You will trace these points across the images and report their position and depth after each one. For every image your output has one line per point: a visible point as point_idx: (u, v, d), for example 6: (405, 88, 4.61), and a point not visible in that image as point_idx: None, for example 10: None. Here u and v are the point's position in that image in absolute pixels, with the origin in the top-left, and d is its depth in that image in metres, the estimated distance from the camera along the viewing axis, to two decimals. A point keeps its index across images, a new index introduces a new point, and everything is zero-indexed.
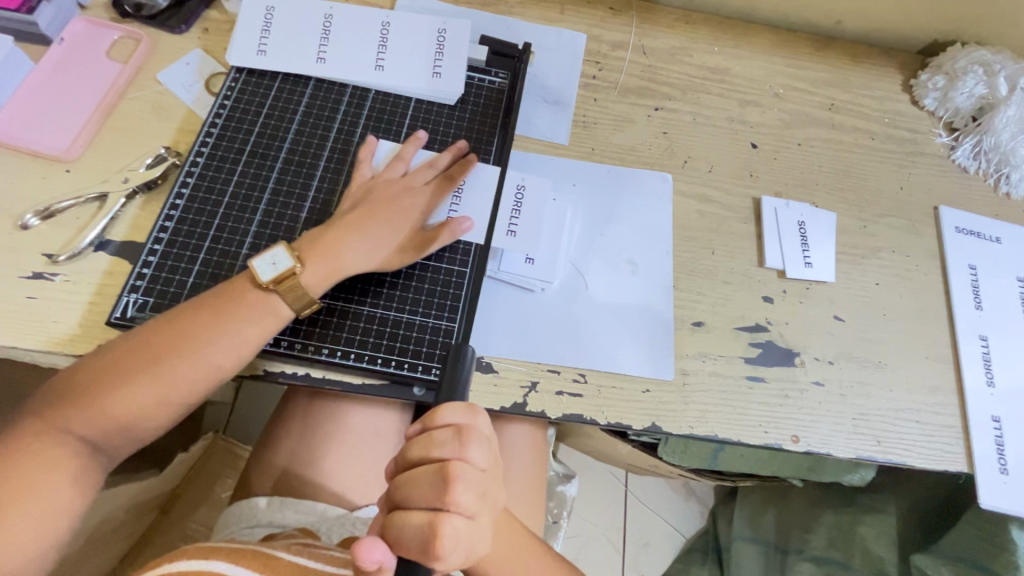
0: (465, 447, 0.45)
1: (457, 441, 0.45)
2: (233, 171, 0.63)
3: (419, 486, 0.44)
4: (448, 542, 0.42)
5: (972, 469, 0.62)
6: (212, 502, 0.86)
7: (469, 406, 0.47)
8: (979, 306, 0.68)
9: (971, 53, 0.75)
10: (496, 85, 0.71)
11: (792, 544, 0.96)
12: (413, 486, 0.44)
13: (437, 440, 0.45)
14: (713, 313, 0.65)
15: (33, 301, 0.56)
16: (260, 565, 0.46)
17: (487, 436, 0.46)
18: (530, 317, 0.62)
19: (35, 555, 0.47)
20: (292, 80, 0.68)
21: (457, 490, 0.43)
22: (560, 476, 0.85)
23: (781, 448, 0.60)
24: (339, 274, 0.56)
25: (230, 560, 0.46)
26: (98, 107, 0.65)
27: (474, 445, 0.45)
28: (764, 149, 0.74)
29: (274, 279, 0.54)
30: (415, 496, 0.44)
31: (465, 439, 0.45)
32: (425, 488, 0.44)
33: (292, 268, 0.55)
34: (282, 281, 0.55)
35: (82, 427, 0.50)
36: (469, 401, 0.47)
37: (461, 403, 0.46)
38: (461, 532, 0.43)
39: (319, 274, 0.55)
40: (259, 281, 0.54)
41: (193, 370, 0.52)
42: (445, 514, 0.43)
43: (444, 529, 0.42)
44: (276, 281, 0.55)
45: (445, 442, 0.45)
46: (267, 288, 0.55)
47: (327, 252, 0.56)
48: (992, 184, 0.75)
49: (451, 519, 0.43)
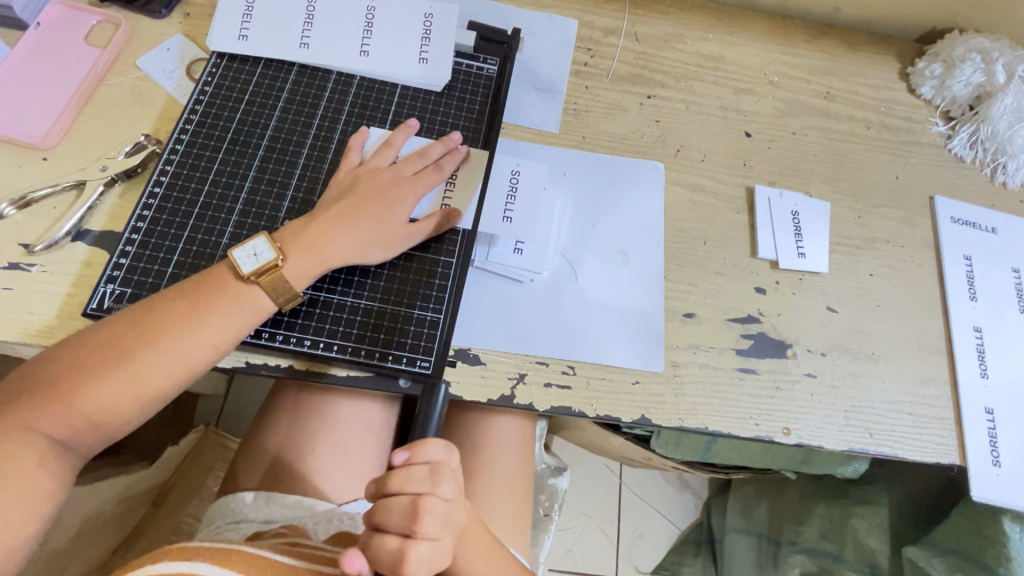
0: (437, 484, 0.45)
1: (430, 478, 0.45)
2: (213, 160, 0.61)
3: (392, 515, 0.45)
4: (413, 566, 0.44)
5: (964, 461, 0.61)
6: (203, 495, 0.84)
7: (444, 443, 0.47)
8: (974, 297, 0.68)
9: (969, 41, 0.74)
10: (485, 71, 0.70)
11: (784, 535, 0.96)
12: (386, 514, 0.45)
13: (411, 475, 0.45)
14: (705, 304, 0.64)
15: (9, 292, 0.55)
16: (243, 568, 0.45)
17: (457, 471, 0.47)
18: (518, 308, 0.61)
19: (13, 553, 0.46)
20: (275, 66, 0.66)
21: (425, 522, 0.44)
22: (551, 470, 0.84)
23: (773, 441, 0.59)
24: (320, 266, 0.55)
25: (212, 563, 0.44)
26: (76, 93, 0.64)
27: (445, 482, 0.46)
28: (758, 137, 0.72)
29: (256, 271, 0.53)
30: (386, 523, 0.45)
31: (438, 476, 0.45)
32: (395, 517, 0.45)
33: (273, 259, 0.54)
34: (263, 273, 0.53)
35: (52, 426, 0.48)
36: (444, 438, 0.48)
37: (437, 439, 0.46)
38: (427, 558, 0.45)
39: (301, 265, 0.54)
40: (240, 273, 0.53)
41: (168, 364, 0.51)
42: (412, 541, 0.44)
43: (411, 556, 0.44)
44: (258, 273, 0.53)
45: (418, 478, 0.45)
46: (248, 280, 0.53)
47: (309, 244, 0.55)
48: (988, 174, 0.74)
49: (418, 546, 0.44)
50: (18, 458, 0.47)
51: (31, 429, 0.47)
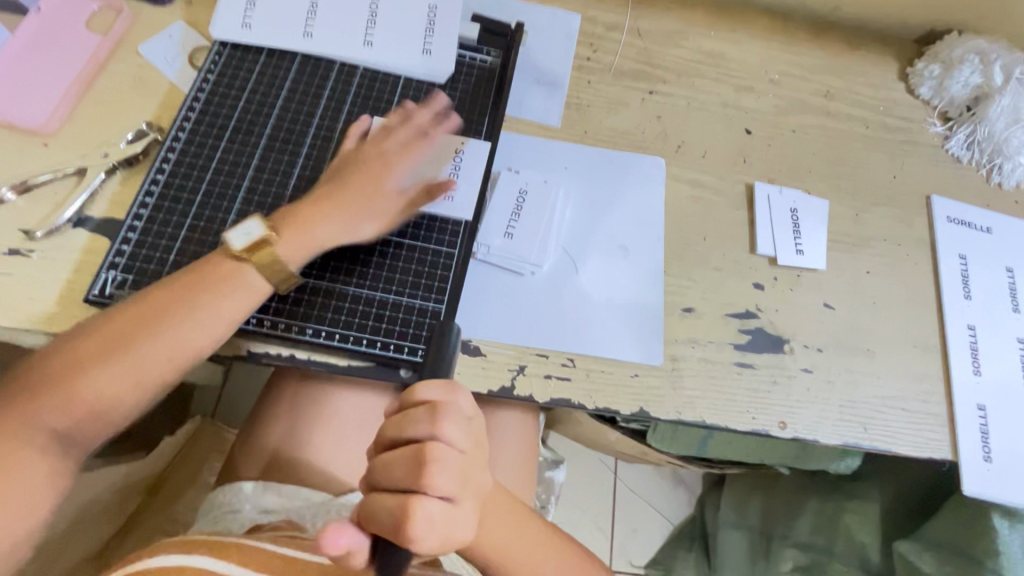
0: (438, 426, 0.44)
1: (431, 421, 0.44)
2: (215, 148, 0.61)
3: (395, 467, 0.44)
4: (422, 524, 0.42)
5: (956, 456, 0.62)
6: (197, 487, 0.82)
7: (447, 382, 0.45)
8: (969, 296, 0.68)
9: (967, 43, 0.75)
10: (488, 64, 0.70)
11: (777, 529, 0.97)
12: (388, 469, 0.44)
13: (413, 419, 0.44)
14: (703, 299, 0.64)
15: (9, 278, 0.55)
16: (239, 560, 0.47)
17: (464, 414, 0.46)
18: (519, 300, 0.61)
19: (18, 540, 0.46)
20: (278, 55, 0.66)
21: (429, 470, 0.43)
22: (548, 462, 0.85)
23: (769, 434, 0.60)
24: (310, 246, 0.56)
25: (208, 556, 0.47)
26: (77, 80, 0.63)
27: (449, 424, 0.44)
28: (758, 135, 0.73)
29: (247, 248, 0.54)
30: (391, 478, 0.44)
31: (440, 416, 0.44)
32: (399, 470, 0.43)
33: (266, 237, 0.54)
34: (254, 250, 0.54)
35: (53, 417, 0.48)
36: (448, 377, 0.46)
37: (439, 380, 0.45)
38: (436, 520, 0.43)
39: (294, 244, 0.55)
40: (232, 251, 0.53)
41: (166, 349, 0.51)
42: (419, 496, 0.43)
43: (418, 511, 0.42)
44: (249, 249, 0.54)
45: (419, 420, 0.44)
46: (240, 258, 0.54)
47: (299, 225, 0.56)
48: (985, 174, 0.75)
49: (426, 502, 0.43)
50: (20, 441, 0.46)
51: (31, 422, 0.47)
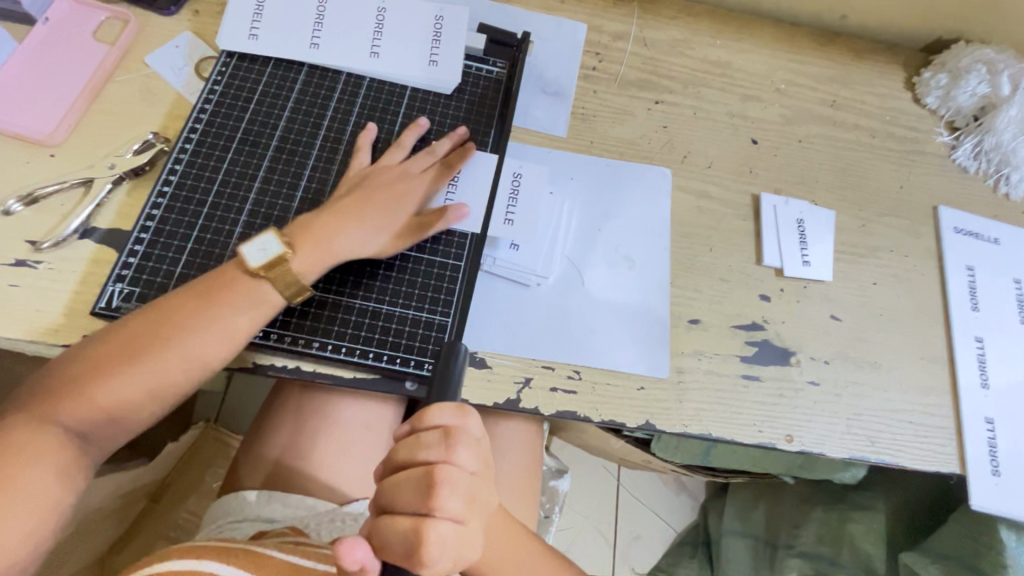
0: (451, 451, 0.44)
1: (443, 445, 0.44)
2: (222, 160, 0.61)
3: (406, 491, 0.44)
4: (433, 548, 0.42)
5: (964, 471, 0.62)
6: (201, 492, 0.84)
7: (459, 406, 0.45)
8: (976, 307, 0.68)
9: (975, 52, 0.74)
10: (494, 74, 0.70)
11: (781, 539, 0.96)
12: (399, 492, 0.44)
13: (424, 443, 0.44)
14: (710, 311, 0.64)
15: (15, 289, 0.55)
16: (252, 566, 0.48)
17: (476, 438, 0.46)
18: (524, 312, 0.61)
19: (26, 553, 0.46)
20: (284, 66, 0.66)
21: (441, 493, 0.43)
22: (553, 472, 0.85)
23: (776, 447, 0.60)
24: (330, 260, 0.55)
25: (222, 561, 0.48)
26: (84, 90, 0.64)
27: (461, 449, 0.44)
28: (764, 145, 0.73)
29: (265, 266, 0.53)
30: (401, 501, 0.44)
31: (452, 441, 0.44)
32: (410, 494, 0.44)
33: (281, 253, 0.54)
34: (271, 267, 0.53)
35: (69, 417, 0.48)
36: (460, 401, 0.45)
37: (451, 405, 0.44)
38: (449, 542, 0.43)
39: (309, 260, 0.55)
40: (248, 267, 0.53)
41: (182, 359, 0.51)
42: (430, 519, 0.43)
43: (430, 535, 0.42)
44: (266, 267, 0.53)
45: (430, 445, 0.44)
46: (256, 275, 0.53)
47: (320, 238, 0.55)
48: (992, 184, 0.75)
49: (437, 525, 0.43)
50: (28, 453, 0.46)
51: (49, 420, 0.48)
